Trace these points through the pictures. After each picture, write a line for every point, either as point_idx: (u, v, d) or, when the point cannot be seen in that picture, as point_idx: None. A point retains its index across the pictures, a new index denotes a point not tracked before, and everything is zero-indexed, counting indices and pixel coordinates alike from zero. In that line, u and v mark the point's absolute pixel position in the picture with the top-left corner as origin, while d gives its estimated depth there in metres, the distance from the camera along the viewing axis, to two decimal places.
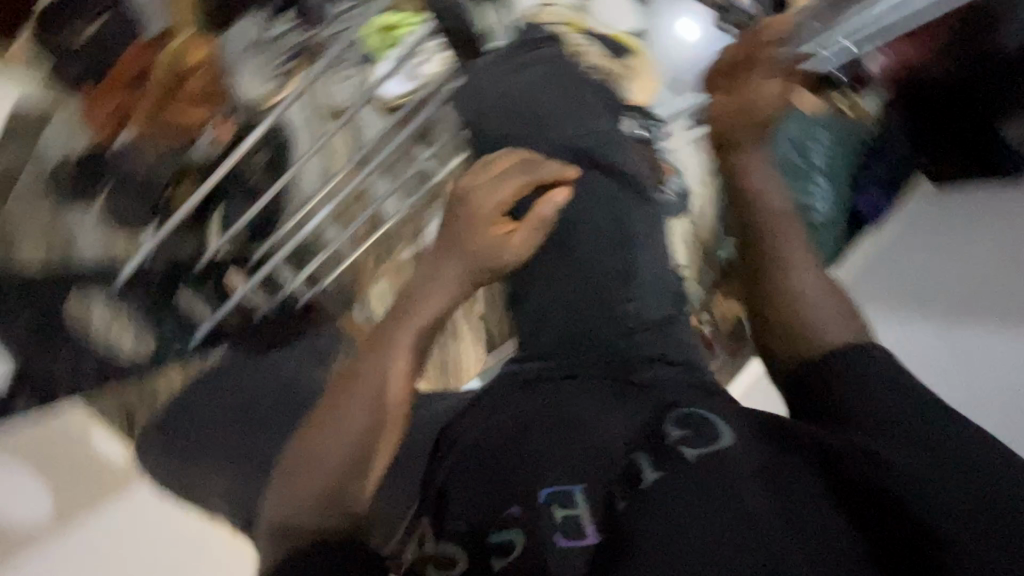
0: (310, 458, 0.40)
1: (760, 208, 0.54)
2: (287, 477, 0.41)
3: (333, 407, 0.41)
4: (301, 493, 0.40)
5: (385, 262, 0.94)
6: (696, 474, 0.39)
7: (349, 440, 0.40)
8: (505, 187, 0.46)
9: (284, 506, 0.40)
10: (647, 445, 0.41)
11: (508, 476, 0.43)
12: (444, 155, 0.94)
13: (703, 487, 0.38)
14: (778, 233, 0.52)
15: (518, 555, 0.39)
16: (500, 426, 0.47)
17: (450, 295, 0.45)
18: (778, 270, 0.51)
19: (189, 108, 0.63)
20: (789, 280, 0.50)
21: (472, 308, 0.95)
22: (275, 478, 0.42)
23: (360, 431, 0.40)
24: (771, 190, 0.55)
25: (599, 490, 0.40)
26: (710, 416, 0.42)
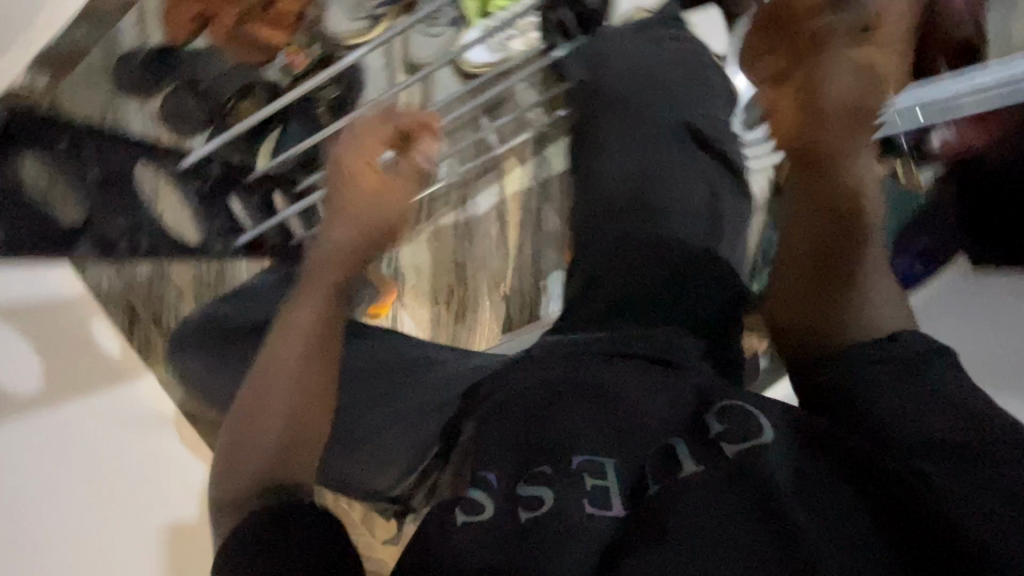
0: (252, 434, 0.44)
1: (855, 208, 0.48)
2: (236, 461, 0.44)
3: (260, 389, 0.45)
4: (251, 468, 0.43)
5: (424, 221, 0.94)
6: (736, 470, 0.38)
7: (278, 404, 0.45)
8: (360, 134, 0.57)
9: (237, 481, 0.43)
10: (688, 433, 0.41)
11: (540, 436, 0.43)
12: (506, 131, 0.93)
13: (738, 483, 0.37)
14: (865, 237, 0.47)
15: (545, 511, 0.39)
16: (534, 386, 0.46)
17: (358, 246, 0.54)
18: (857, 276, 0.46)
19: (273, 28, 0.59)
20: (866, 286, 0.45)
21: (497, 286, 0.95)
22: (222, 463, 0.45)
23: (284, 393, 0.45)
24: (872, 196, 0.49)
25: (632, 466, 0.40)
26: (752, 410, 0.41)
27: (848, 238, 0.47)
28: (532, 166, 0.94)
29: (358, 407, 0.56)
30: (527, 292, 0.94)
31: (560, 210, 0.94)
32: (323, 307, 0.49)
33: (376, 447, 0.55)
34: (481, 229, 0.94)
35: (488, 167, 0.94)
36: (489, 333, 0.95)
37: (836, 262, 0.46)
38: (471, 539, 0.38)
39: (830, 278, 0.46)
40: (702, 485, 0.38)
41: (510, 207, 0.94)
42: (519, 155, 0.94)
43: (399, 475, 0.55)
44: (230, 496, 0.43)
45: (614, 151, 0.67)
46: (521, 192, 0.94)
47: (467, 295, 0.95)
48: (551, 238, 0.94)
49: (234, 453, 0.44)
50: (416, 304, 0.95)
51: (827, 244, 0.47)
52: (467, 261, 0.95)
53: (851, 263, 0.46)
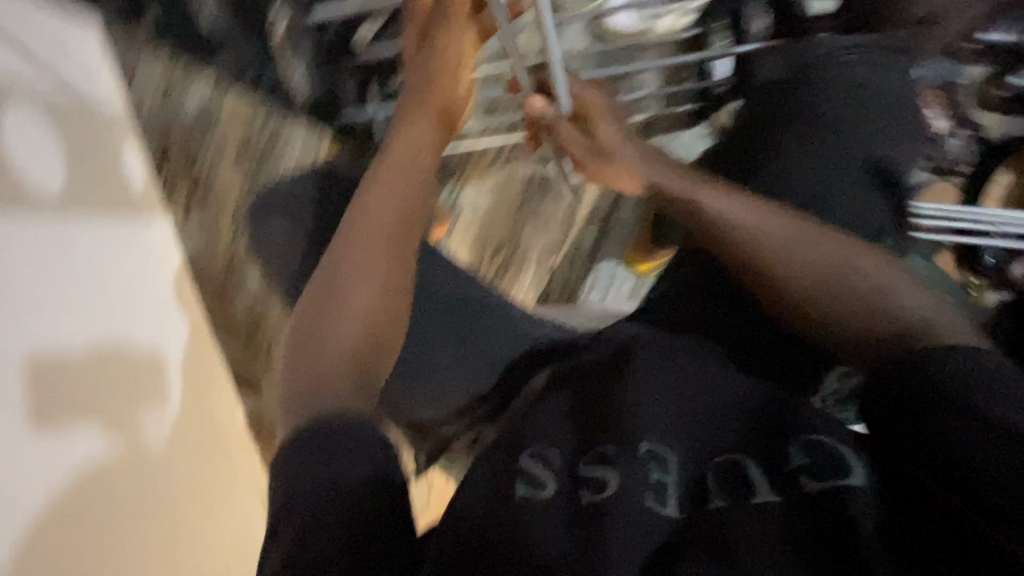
0: (320, 339, 0.44)
1: (716, 226, 0.47)
2: (310, 355, 0.43)
3: (324, 301, 0.45)
4: (326, 364, 0.43)
5: (498, 165, 0.92)
6: (814, 504, 0.36)
7: (347, 316, 0.45)
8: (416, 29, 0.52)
9: (304, 372, 0.43)
10: (759, 456, 0.39)
11: (609, 414, 0.41)
12: None
13: (813, 516, 0.35)
14: (739, 248, 0.46)
15: (611, 493, 0.37)
16: (607, 360, 0.46)
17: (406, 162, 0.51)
18: (805, 282, 0.43)
19: None
20: (821, 298, 0.43)
21: (549, 255, 0.92)
22: (294, 355, 0.44)
23: (350, 304, 0.45)
24: (706, 205, 0.47)
25: (697, 470, 0.39)
26: (835, 441, 0.39)
27: (735, 260, 0.46)
28: None
29: (431, 331, 0.57)
30: (576, 273, 0.92)
31: (639, 203, 0.91)
32: (394, 221, 0.48)
33: (431, 380, 0.55)
34: (555, 193, 0.92)
35: None
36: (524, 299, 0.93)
37: (775, 283, 0.44)
38: (535, 515, 0.37)
39: (784, 306, 0.45)
40: (772, 510, 0.36)
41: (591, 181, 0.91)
42: None
43: (444, 417, 0.56)
44: (301, 379, 0.43)
45: (784, 154, 0.57)
46: None
47: (516, 255, 0.93)
48: (619, 228, 0.91)
49: (308, 339, 0.44)
50: (463, 245, 0.93)
51: (748, 275, 0.46)
52: (529, 220, 0.92)
53: (787, 278, 0.44)
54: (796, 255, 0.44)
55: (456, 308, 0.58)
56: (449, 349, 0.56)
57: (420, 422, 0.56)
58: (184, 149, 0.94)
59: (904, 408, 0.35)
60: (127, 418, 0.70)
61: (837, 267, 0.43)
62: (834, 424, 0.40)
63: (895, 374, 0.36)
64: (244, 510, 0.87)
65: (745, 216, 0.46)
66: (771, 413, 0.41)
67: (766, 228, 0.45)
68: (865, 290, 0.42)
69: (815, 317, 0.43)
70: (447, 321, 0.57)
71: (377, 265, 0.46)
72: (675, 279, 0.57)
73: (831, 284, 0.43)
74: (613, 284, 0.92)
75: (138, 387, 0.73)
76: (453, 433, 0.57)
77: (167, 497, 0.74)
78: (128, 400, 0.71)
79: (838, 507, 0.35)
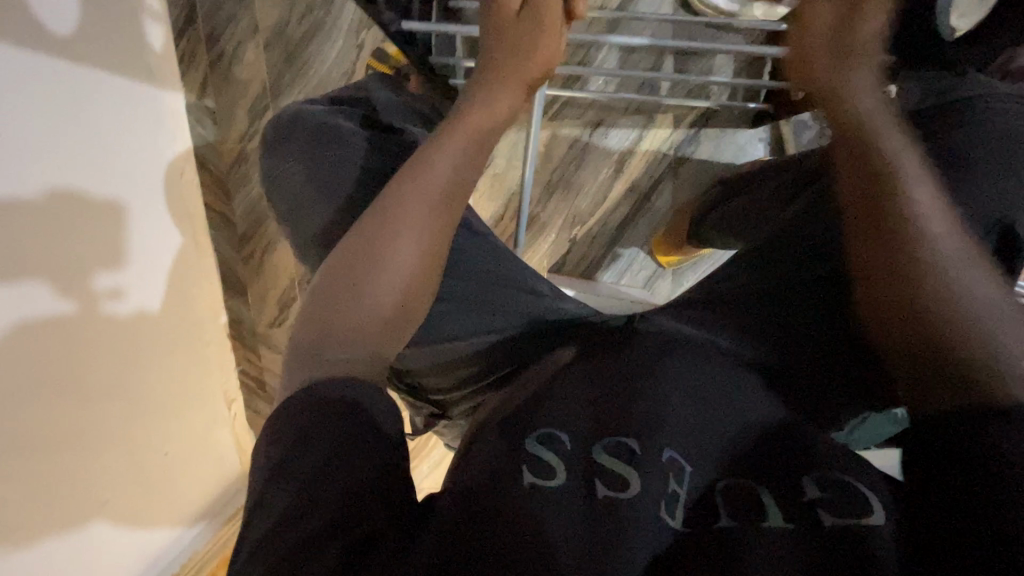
0: (348, 305, 0.43)
1: (882, 171, 0.48)
2: (332, 317, 0.43)
3: (357, 266, 0.45)
4: (347, 328, 0.43)
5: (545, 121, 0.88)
6: (839, 544, 0.34)
7: (384, 286, 0.45)
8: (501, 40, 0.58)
9: (322, 333, 0.42)
10: (775, 484, 0.38)
11: (630, 411, 0.41)
12: (682, 88, 0.85)
13: (835, 552, 0.34)
14: (888, 201, 0.46)
15: (627, 494, 0.36)
16: (634, 356, 0.46)
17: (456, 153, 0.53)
18: (926, 264, 0.42)
19: None
20: (927, 282, 0.42)
21: (572, 226, 0.89)
22: (312, 314, 0.44)
23: (391, 274, 0.45)
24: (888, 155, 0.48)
25: (710, 489, 0.38)
26: (858, 483, 0.38)
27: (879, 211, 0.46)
28: (681, 135, 0.87)
29: (457, 294, 0.57)
30: (595, 251, 0.89)
31: (677, 194, 0.88)
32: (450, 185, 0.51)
33: (446, 335, 0.55)
34: (594, 163, 0.88)
35: (640, 108, 0.87)
36: (536, 265, 0.90)
37: (892, 247, 0.44)
38: (546, 502, 0.36)
39: (885, 276, 0.44)
40: (791, 541, 0.35)
41: (635, 160, 0.87)
42: (676, 116, 0.86)
43: (452, 383, 0.57)
44: (315, 337, 0.42)
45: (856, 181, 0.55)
46: (654, 153, 0.87)
47: (539, 218, 0.89)
48: (650, 215, 0.88)
49: (326, 308, 0.44)
50: (487, 196, 0.89)
51: (871, 228, 0.46)
52: (562, 185, 0.88)
53: (910, 247, 0.43)
54: (936, 240, 0.43)
55: (479, 277, 0.58)
56: (463, 318, 0.56)
57: (430, 385, 0.58)
58: (211, 23, 0.86)
59: (955, 454, 0.36)
60: (82, 278, 0.62)
61: (962, 276, 0.41)
62: (860, 465, 0.40)
63: (957, 418, 0.37)
64: (201, 415, 0.82)
65: (921, 191, 0.46)
66: (790, 444, 0.41)
67: (928, 214, 0.44)
68: (978, 312, 0.39)
69: (903, 298, 0.42)
70: (464, 291, 0.57)
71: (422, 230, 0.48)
72: (715, 290, 0.55)
73: (943, 278, 0.41)
74: (628, 269, 0.90)
75: (107, 250, 0.65)
76: (454, 400, 0.58)
77: (122, 378, 0.67)
78: (86, 260, 0.63)
79: (859, 548, 0.34)
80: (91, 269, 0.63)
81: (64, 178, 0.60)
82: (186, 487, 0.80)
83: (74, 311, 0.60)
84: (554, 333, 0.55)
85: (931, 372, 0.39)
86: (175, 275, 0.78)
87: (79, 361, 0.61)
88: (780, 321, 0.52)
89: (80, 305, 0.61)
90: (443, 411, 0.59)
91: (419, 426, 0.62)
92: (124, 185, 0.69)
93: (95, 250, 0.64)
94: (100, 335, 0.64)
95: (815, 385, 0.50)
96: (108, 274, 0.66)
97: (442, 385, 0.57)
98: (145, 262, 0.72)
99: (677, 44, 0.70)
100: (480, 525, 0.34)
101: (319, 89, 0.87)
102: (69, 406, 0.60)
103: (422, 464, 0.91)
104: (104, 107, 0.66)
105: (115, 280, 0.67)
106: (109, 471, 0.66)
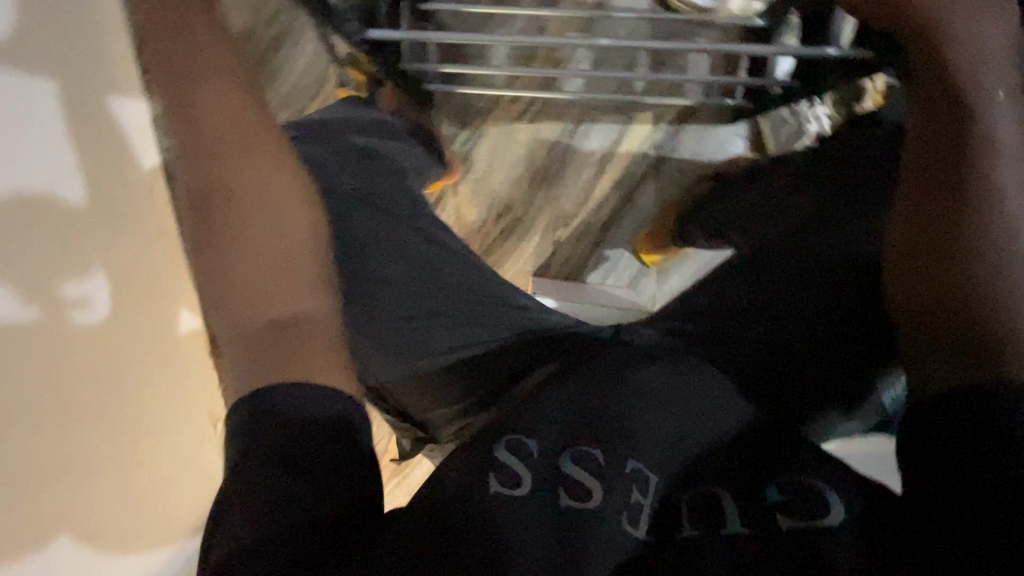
0: (274, 321, 0.48)
1: (969, 133, 0.49)
2: (269, 336, 0.47)
3: (275, 283, 0.51)
4: (280, 342, 0.46)
5: (521, 121, 0.87)
6: (790, 550, 0.35)
7: (296, 286, 0.51)
8: (195, 50, 0.57)
9: (256, 366, 0.44)
10: (740, 493, 0.39)
11: (603, 418, 0.42)
12: (657, 87, 0.85)
13: (789, 555, 0.35)
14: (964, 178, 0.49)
15: (594, 506, 0.38)
16: (607, 366, 0.46)
17: (256, 136, 0.56)
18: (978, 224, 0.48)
19: (175, 65, 0.56)
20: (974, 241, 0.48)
21: (555, 228, 0.88)
22: (246, 360, 0.45)
23: (302, 270, 0.52)
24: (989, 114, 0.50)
25: (677, 497, 0.40)
26: (817, 482, 0.39)
27: (958, 168, 0.49)
28: (661, 134, 0.86)
29: (426, 320, 0.58)
30: (579, 252, 0.89)
31: (659, 193, 0.88)
32: (273, 166, 0.56)
33: (424, 349, 0.57)
34: (576, 165, 0.87)
35: (621, 108, 0.86)
36: (521, 270, 0.89)
37: (953, 218, 0.48)
38: (514, 515, 0.37)
39: (937, 224, 0.49)
40: (748, 547, 0.36)
41: (616, 161, 0.87)
42: (656, 114, 0.86)
43: (435, 410, 0.58)
44: (247, 373, 0.44)
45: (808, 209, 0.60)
46: (635, 153, 0.87)
47: (522, 220, 0.88)
48: (633, 215, 0.88)
49: (255, 335, 0.47)
50: (468, 202, 0.88)
51: (938, 181, 0.50)
52: (545, 185, 0.87)
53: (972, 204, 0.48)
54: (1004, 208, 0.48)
55: (448, 297, 0.59)
56: (439, 335, 0.57)
57: (415, 411, 0.60)
58: None
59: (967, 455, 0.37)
60: (48, 283, 0.61)
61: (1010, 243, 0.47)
62: (826, 467, 0.40)
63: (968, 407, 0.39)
64: (188, 438, 0.81)
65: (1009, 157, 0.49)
66: (761, 447, 0.42)
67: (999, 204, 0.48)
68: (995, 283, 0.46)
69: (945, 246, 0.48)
70: (433, 308, 0.58)
71: (264, 258, 0.52)
72: (695, 304, 0.57)
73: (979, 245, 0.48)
74: (613, 270, 0.89)
75: (67, 257, 0.64)
76: (439, 424, 0.59)
77: (108, 395, 0.67)
78: (52, 263, 0.62)
79: (818, 551, 0.35)
80: (55, 274, 0.62)
81: (19, 181, 0.59)
82: (179, 509, 0.78)
83: (39, 321, 0.59)
84: (532, 349, 0.56)
85: (949, 316, 0.47)
86: (149, 294, 0.77)
87: (58, 375, 0.60)
88: (760, 337, 0.54)
89: (47, 312, 0.60)
90: (430, 434, 0.60)
91: (410, 448, 0.65)
92: (89, 194, 0.69)
93: (56, 255, 0.62)
94: (77, 346, 0.63)
95: (793, 394, 0.52)
96: (73, 282, 0.64)
97: (427, 411, 0.59)
98: (113, 273, 0.70)
99: (654, 44, 0.69)
100: (443, 544, 0.35)
101: (291, 96, 0.85)
102: (52, 430, 0.59)
103: (414, 470, 0.88)
104: (63, 127, 0.66)
105: (81, 287, 0.65)
106: (104, 491, 0.65)
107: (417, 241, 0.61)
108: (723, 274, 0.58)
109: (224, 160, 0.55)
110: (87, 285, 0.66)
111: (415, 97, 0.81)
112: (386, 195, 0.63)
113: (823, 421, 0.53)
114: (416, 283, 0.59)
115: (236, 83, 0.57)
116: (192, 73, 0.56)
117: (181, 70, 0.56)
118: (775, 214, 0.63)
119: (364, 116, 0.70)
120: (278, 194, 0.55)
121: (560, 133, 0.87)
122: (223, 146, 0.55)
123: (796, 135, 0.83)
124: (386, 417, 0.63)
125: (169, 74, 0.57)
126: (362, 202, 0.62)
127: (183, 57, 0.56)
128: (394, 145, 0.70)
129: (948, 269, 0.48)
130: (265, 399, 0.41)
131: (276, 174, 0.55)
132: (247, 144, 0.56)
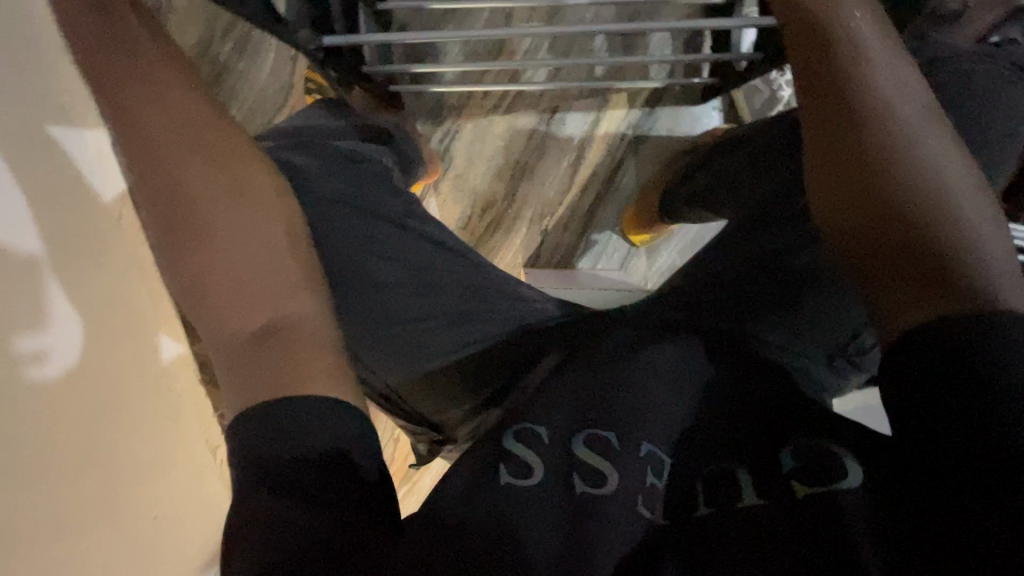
0: (260, 335, 0.45)
1: (845, 78, 0.47)
2: (258, 352, 0.44)
3: (254, 295, 0.48)
4: (268, 355, 0.43)
5: (496, 113, 0.85)
6: (804, 515, 0.36)
7: (281, 291, 0.49)
8: (130, 59, 0.52)
9: (250, 381, 0.42)
10: (753, 465, 0.39)
11: (613, 401, 0.42)
12: (628, 67, 0.85)
13: (805, 522, 0.35)
14: (850, 122, 0.46)
15: (608, 491, 0.37)
16: (611, 347, 0.46)
17: (203, 140, 0.52)
18: (879, 165, 0.44)
19: (111, 79, 0.52)
20: (903, 169, 0.44)
21: (541, 218, 0.87)
22: (238, 374, 0.43)
23: (285, 270, 0.50)
24: (862, 58, 0.48)
25: (692, 471, 0.40)
26: (832, 447, 0.39)
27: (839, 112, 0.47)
28: (637, 112, 0.86)
29: (421, 319, 0.56)
30: (568, 239, 0.88)
31: (641, 171, 0.87)
32: (224, 169, 0.52)
33: (424, 348, 0.56)
34: (555, 152, 0.86)
35: (593, 90, 0.86)
36: (511, 262, 0.88)
37: (850, 164, 0.46)
38: (523, 501, 0.37)
39: (848, 173, 0.46)
40: (764, 518, 0.36)
41: (595, 144, 0.87)
42: (630, 94, 0.86)
43: (444, 411, 0.58)
44: (239, 392, 0.41)
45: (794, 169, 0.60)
46: (612, 135, 0.86)
47: (507, 213, 0.87)
48: (617, 196, 0.88)
49: (243, 350, 0.44)
50: (452, 198, 0.87)
51: (835, 136, 0.47)
52: (526, 176, 0.86)
53: (882, 143, 0.45)
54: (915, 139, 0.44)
55: (437, 292, 0.58)
56: (444, 332, 0.56)
57: (427, 413, 0.59)
58: None
59: (953, 407, 0.35)
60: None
61: (937, 167, 0.43)
62: (832, 427, 0.40)
63: (946, 341, 0.36)
64: (185, 467, 0.78)
65: (899, 92, 0.47)
66: (769, 414, 0.42)
67: (894, 139, 0.45)
68: (918, 220, 0.42)
69: (873, 193, 0.44)
70: (427, 307, 0.57)
71: (241, 264, 0.49)
72: (691, 279, 0.57)
73: (913, 169, 0.43)
74: (604, 253, 0.89)
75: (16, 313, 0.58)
76: (455, 423, 0.58)
77: (91, 443, 0.63)
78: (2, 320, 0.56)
79: (836, 518, 0.35)
80: (6, 332, 0.56)
81: None
82: (187, 544, 0.76)
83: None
84: (533, 338, 0.55)
85: (893, 253, 0.42)
86: (125, 328, 0.73)
87: (22, 431, 0.55)
88: (757, 302, 0.54)
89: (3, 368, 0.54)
90: (446, 434, 0.60)
91: (424, 452, 0.64)
92: (55, 240, 0.65)
93: (8, 314, 0.57)
94: (47, 401, 0.58)
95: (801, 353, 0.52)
96: (29, 336, 0.59)
97: (439, 413, 0.58)
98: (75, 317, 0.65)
99: (617, 22, 0.68)
100: (459, 554, 0.34)
101: (256, 108, 0.82)
102: (41, 485, 0.55)
103: (425, 475, 0.88)
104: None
105: (38, 342, 0.59)
106: (104, 539, 0.62)
107: (401, 240, 0.60)
108: (717, 249, 0.59)
109: (180, 176, 0.51)
110: (46, 338, 0.60)
111: (384, 98, 0.79)
112: (376, 198, 0.61)
113: (831, 376, 0.53)
114: (408, 284, 0.58)
115: (180, 92, 0.53)
116: (125, 88, 0.51)
117: (115, 82, 0.52)
118: (764, 176, 0.63)
119: (338, 122, 0.68)
120: (238, 199, 0.51)
121: (536, 121, 0.86)
122: (176, 161, 0.51)
123: (770, 101, 0.84)
124: (400, 423, 0.62)
125: (101, 88, 0.52)
126: (356, 206, 0.60)
127: (120, 70, 0.52)
128: (376, 147, 0.68)
129: (862, 210, 0.44)
130: (259, 419, 0.38)
131: (234, 178, 0.52)
132: (201, 157, 0.52)
